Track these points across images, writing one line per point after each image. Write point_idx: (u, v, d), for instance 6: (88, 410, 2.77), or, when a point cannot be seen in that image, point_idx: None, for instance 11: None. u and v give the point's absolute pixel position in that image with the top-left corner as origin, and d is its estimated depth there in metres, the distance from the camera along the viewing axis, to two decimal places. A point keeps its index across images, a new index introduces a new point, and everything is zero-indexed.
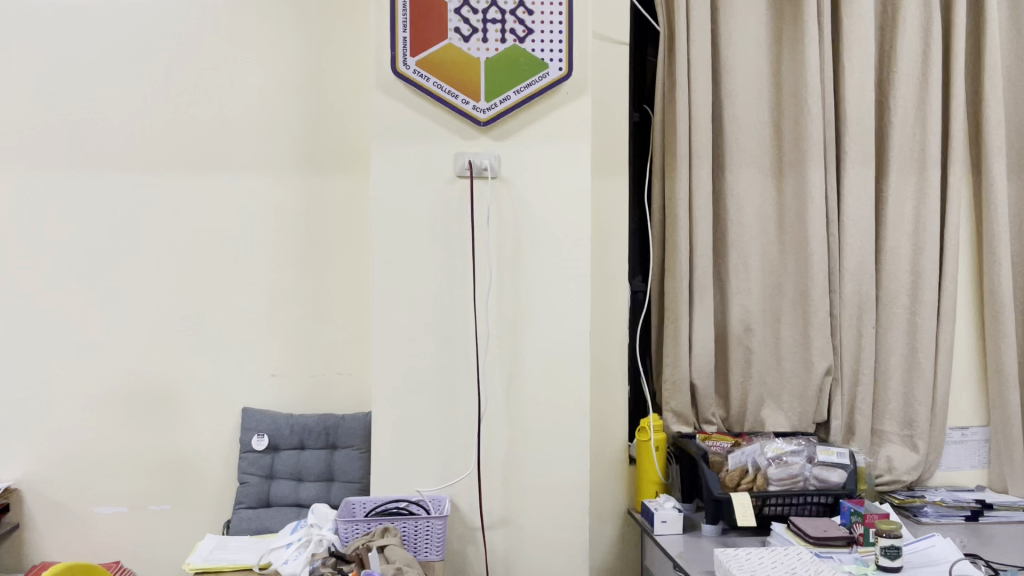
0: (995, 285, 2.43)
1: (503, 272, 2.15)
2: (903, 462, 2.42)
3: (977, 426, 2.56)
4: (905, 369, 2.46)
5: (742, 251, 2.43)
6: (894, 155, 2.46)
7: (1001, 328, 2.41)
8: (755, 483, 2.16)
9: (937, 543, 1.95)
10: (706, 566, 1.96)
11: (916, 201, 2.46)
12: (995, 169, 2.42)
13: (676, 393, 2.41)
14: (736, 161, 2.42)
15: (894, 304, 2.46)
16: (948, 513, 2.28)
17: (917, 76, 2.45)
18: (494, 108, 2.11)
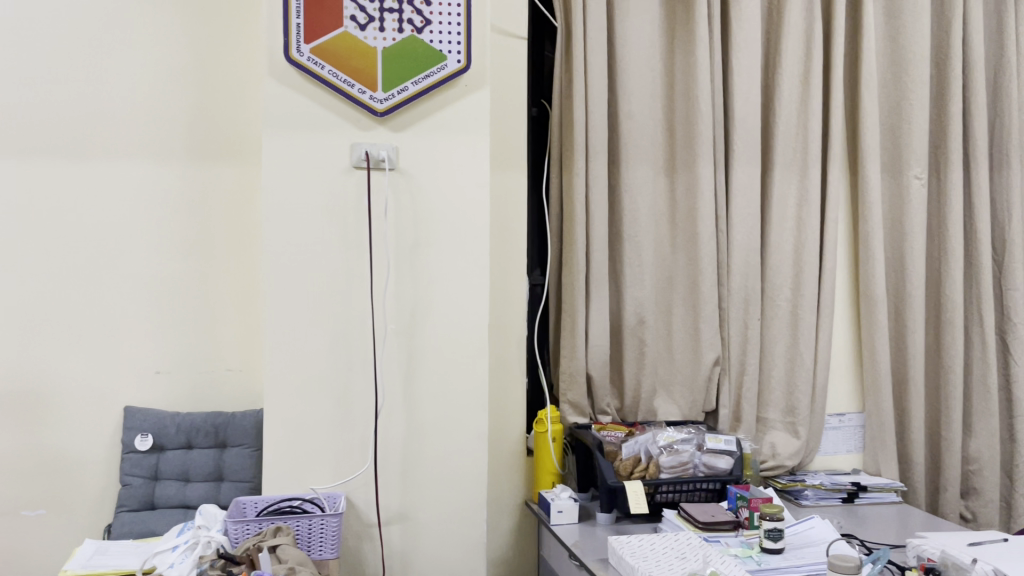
0: (869, 279, 2.57)
1: (401, 266, 2.12)
2: (786, 448, 2.53)
3: (853, 412, 2.70)
4: (788, 359, 2.58)
5: (637, 245, 2.48)
6: (779, 154, 2.57)
7: (875, 319, 2.55)
8: (647, 471, 2.23)
9: (816, 524, 2.06)
10: (600, 554, 2.01)
11: (798, 198, 2.58)
12: (870, 169, 2.56)
13: (572, 385, 2.44)
14: (631, 157, 2.47)
15: (777, 296, 2.57)
16: (827, 495, 2.39)
17: (799, 79, 2.56)
18: (391, 99, 2.08)
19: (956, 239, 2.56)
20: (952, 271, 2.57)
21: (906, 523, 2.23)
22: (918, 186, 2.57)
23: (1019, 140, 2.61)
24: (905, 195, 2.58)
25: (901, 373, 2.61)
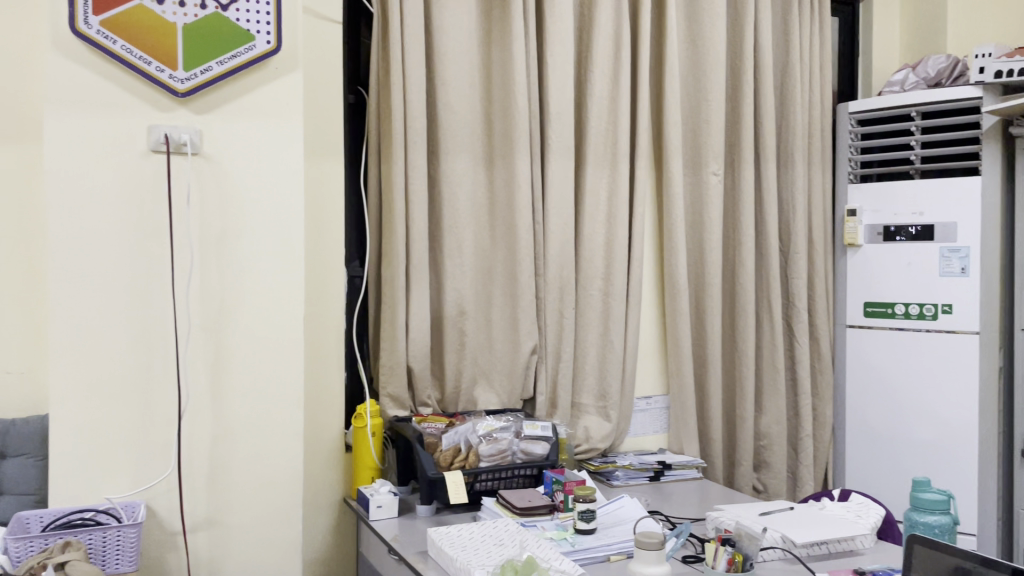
0: (673, 269, 2.72)
1: (206, 256, 2.00)
2: (598, 431, 2.64)
3: (658, 395, 2.85)
4: (600, 346, 2.69)
5: (456, 236, 2.48)
6: (591, 148, 2.65)
7: (679, 307, 2.70)
8: (467, 460, 2.24)
9: (626, 504, 2.16)
10: (419, 546, 2.00)
11: (609, 191, 2.68)
12: (673, 165, 2.70)
13: (392, 377, 2.41)
14: (450, 147, 2.46)
15: (590, 286, 2.67)
16: (636, 475, 2.51)
17: (610, 76, 2.66)
18: (194, 79, 1.95)
19: (749, 232, 2.77)
20: (745, 262, 2.78)
21: (706, 497, 2.39)
22: (715, 182, 2.74)
23: (802, 141, 2.85)
24: (704, 190, 2.75)
25: (701, 357, 2.78)
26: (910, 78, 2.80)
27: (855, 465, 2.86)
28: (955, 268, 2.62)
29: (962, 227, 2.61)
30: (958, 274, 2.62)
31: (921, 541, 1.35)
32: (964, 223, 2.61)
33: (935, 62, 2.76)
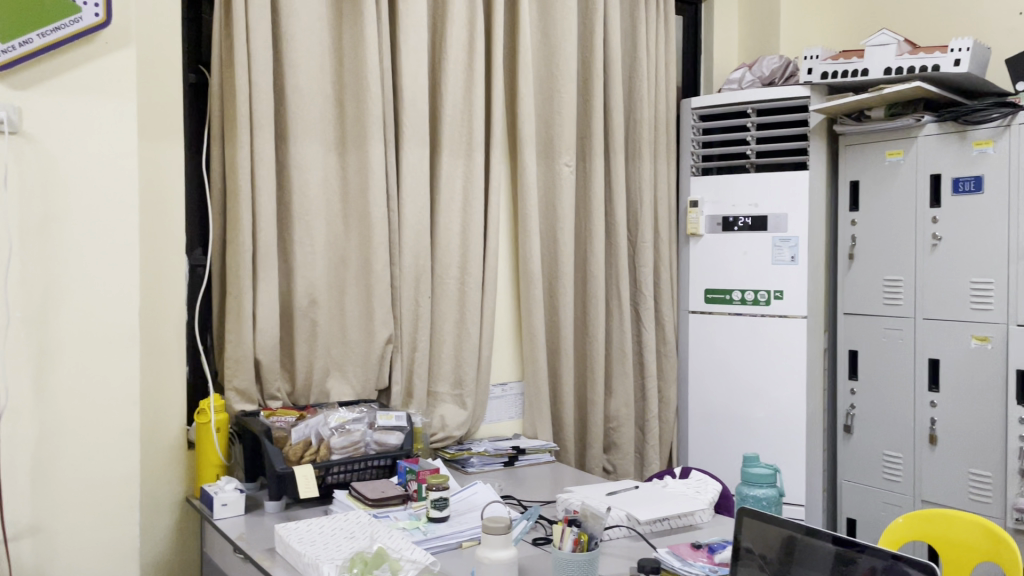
0: (527, 257, 2.75)
1: (27, 243, 1.85)
2: (454, 419, 2.65)
3: (513, 381, 2.88)
4: (456, 334, 2.69)
5: (306, 223, 2.40)
6: (446, 136, 2.64)
7: (532, 294, 2.74)
8: (318, 454, 2.19)
9: (479, 490, 2.18)
10: (267, 543, 1.94)
11: (464, 179, 2.69)
12: (527, 155, 2.73)
13: (239, 370, 2.32)
14: (299, 131, 2.38)
15: (446, 274, 2.66)
16: (490, 461, 2.54)
17: (464, 64, 2.66)
18: (11, 52, 1.79)
19: (599, 222, 2.85)
20: (596, 250, 2.86)
21: (558, 479, 2.45)
22: (567, 173, 2.80)
23: (649, 135, 2.96)
24: (557, 180, 2.80)
25: (555, 344, 2.84)
26: (748, 76, 2.96)
27: (697, 444, 3.01)
28: (785, 257, 2.82)
29: (792, 218, 2.80)
30: (788, 262, 2.81)
31: (751, 515, 1.41)
32: (793, 215, 2.80)
33: (770, 62, 2.94)
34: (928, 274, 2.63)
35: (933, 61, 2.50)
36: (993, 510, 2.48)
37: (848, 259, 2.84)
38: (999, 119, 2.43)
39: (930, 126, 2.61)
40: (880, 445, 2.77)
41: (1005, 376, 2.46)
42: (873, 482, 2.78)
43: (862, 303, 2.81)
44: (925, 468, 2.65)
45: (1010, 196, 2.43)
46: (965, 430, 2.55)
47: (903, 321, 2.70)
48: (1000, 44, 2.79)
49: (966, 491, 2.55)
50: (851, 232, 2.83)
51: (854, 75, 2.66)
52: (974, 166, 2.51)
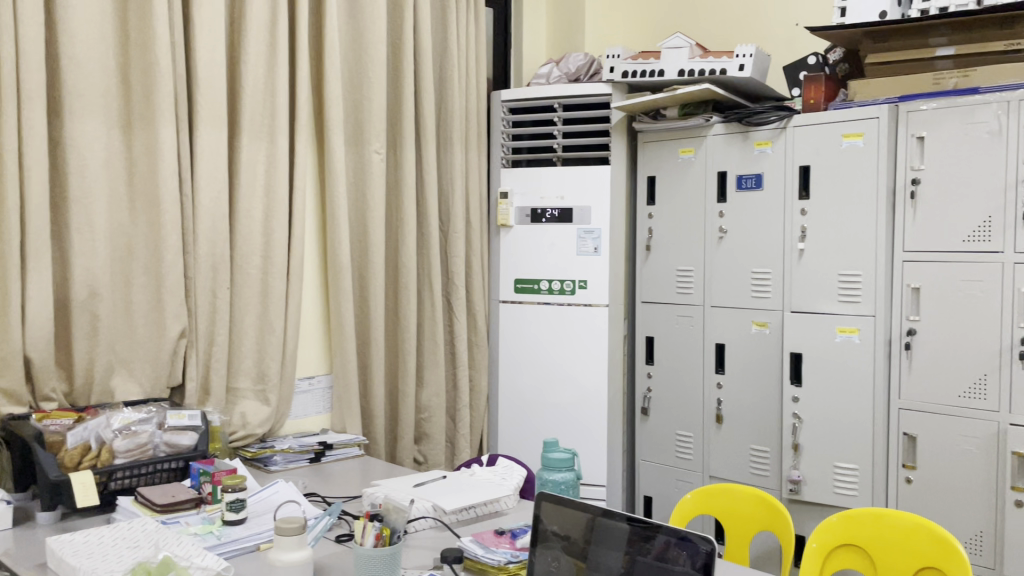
0: (335, 247, 2.67)
1: None
2: (255, 416, 2.53)
3: (321, 374, 2.79)
4: (258, 327, 2.56)
5: (86, 208, 2.20)
6: (246, 118, 2.50)
7: (341, 285, 2.66)
8: (99, 459, 2.03)
9: (280, 488, 2.09)
10: (37, 559, 1.76)
11: (266, 164, 2.56)
12: (334, 141, 2.64)
13: (5, 370, 2.08)
14: (76, 106, 2.17)
15: (247, 264, 2.52)
16: (295, 458, 2.45)
17: (265, 43, 2.53)
18: None
19: (410, 211, 2.81)
20: (407, 241, 2.82)
21: (367, 473, 2.41)
22: (377, 161, 2.74)
23: (459, 125, 2.95)
24: (366, 169, 2.74)
25: (365, 336, 2.78)
26: (554, 72, 3.03)
27: (506, 431, 3.06)
28: (589, 248, 2.92)
29: (595, 211, 2.91)
30: (591, 253, 2.92)
31: (549, 498, 1.50)
32: (596, 208, 2.91)
33: (575, 59, 3.02)
34: (715, 265, 2.82)
35: (721, 64, 2.67)
36: (769, 481, 2.71)
37: (646, 250, 2.99)
38: (777, 121, 2.64)
39: (717, 126, 2.80)
40: (673, 426, 2.94)
41: (780, 358, 2.69)
42: (667, 461, 2.95)
43: (657, 292, 2.96)
44: (712, 446, 2.84)
45: (785, 193, 2.66)
46: (747, 409, 2.77)
47: (694, 309, 2.88)
48: (780, 53, 3.03)
49: (747, 466, 2.76)
50: (648, 225, 2.98)
51: (651, 75, 2.80)
52: (756, 165, 2.71)
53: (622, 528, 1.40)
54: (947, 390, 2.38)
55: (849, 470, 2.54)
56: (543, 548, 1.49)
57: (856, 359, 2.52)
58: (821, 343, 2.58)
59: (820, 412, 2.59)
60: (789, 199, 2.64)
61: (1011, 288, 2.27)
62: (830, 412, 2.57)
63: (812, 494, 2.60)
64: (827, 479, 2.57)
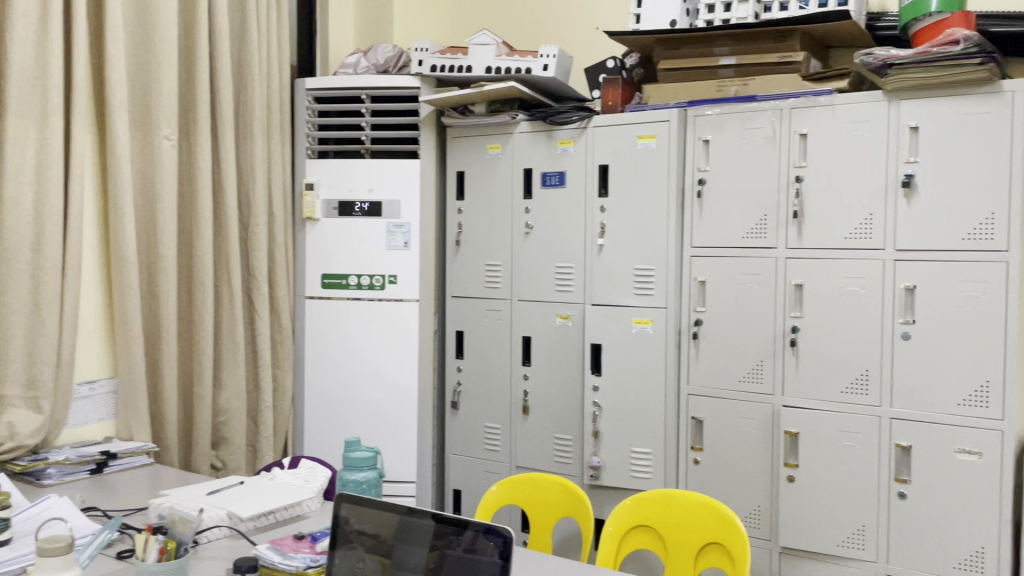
0: (120, 240, 2.46)
1: None
2: (26, 426, 2.29)
3: (104, 378, 2.58)
4: (28, 327, 2.32)
5: None
6: (12, 97, 2.24)
7: (127, 281, 2.47)
8: None
9: (52, 505, 1.90)
10: None
11: (37, 149, 2.31)
12: (118, 126, 2.44)
13: None
14: None
15: (15, 259, 2.27)
16: (72, 470, 2.25)
17: (35, 14, 2.28)
18: None
19: (207, 202, 2.65)
20: (203, 234, 2.66)
21: (156, 483, 2.25)
22: (167, 148, 2.56)
23: (260, 113, 2.82)
24: (154, 156, 2.54)
25: (154, 337, 2.60)
26: (362, 62, 2.98)
27: (312, 431, 2.96)
28: (398, 243, 2.89)
29: (404, 205, 2.88)
30: (401, 248, 2.89)
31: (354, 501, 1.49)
32: (405, 202, 2.88)
33: (383, 50, 2.98)
34: (521, 260, 2.88)
35: (526, 63, 2.74)
36: (571, 468, 2.81)
37: (455, 245, 3.00)
38: (578, 122, 2.74)
39: (523, 124, 2.86)
40: (481, 418, 2.97)
41: (581, 349, 2.79)
42: (475, 454, 2.98)
43: (466, 286, 2.99)
44: (519, 437, 2.90)
45: (586, 190, 2.75)
46: (551, 400, 2.85)
47: (502, 302, 2.92)
48: (581, 56, 3.14)
49: (551, 455, 2.84)
50: (457, 220, 3.00)
51: (459, 70, 2.82)
52: (558, 163, 2.79)
53: (427, 525, 1.42)
54: (729, 375, 2.56)
55: (644, 455, 2.68)
56: (345, 549, 1.49)
57: (650, 349, 2.66)
58: (618, 334, 2.70)
59: (617, 400, 2.71)
60: (590, 196, 2.75)
61: (783, 280, 2.47)
62: (627, 400, 2.70)
63: (611, 479, 2.72)
64: (624, 464, 2.70)
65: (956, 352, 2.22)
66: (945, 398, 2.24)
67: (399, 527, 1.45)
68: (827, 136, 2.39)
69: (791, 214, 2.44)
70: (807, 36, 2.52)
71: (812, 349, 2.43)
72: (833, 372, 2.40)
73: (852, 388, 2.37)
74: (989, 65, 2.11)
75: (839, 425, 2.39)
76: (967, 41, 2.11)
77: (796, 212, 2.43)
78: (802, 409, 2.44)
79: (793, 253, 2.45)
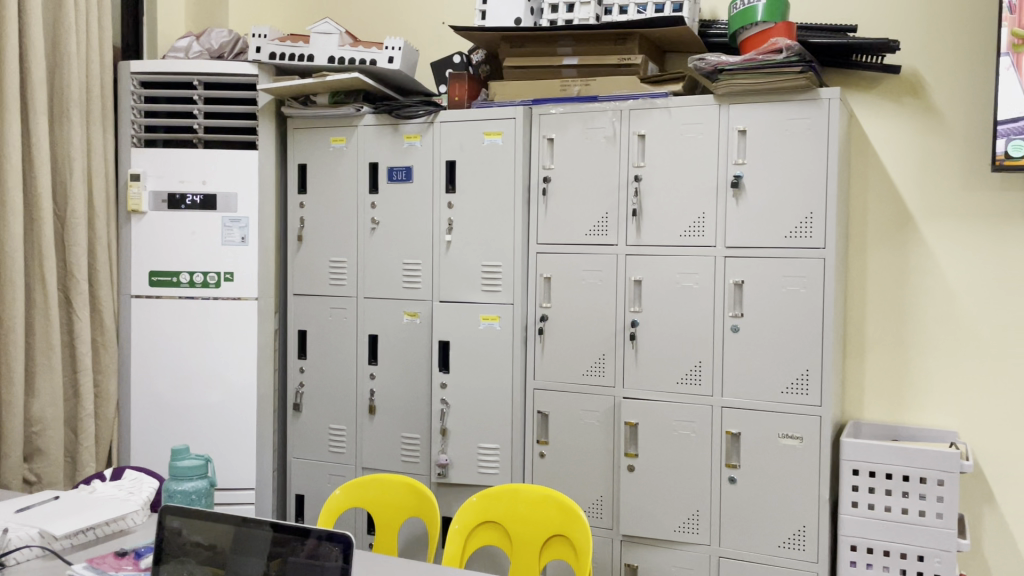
0: None
1: None
2: None
3: None
4: None
5: None
6: None
7: None
8: None
9: None
10: None
11: None
12: None
13: None
14: None
15: None
16: None
17: None
18: None
19: (17, 192, 2.42)
20: (13, 227, 2.43)
21: None
22: None
23: (79, 96, 2.60)
24: None
25: None
26: (194, 47, 2.82)
27: (140, 439, 2.77)
28: (235, 238, 2.75)
29: (241, 198, 2.75)
30: (238, 243, 2.75)
31: (193, 514, 1.43)
32: (242, 195, 2.75)
33: (218, 35, 2.84)
34: (366, 256, 2.82)
35: (370, 55, 2.68)
36: (419, 467, 2.78)
37: (297, 240, 2.90)
38: (424, 116, 2.72)
39: (368, 116, 2.80)
40: (325, 419, 2.89)
41: (428, 346, 2.76)
42: (319, 456, 2.89)
43: (309, 283, 2.89)
44: (364, 437, 2.84)
45: (432, 186, 2.73)
46: (398, 399, 2.80)
47: (347, 300, 2.85)
48: (427, 49, 3.11)
49: (398, 454, 2.80)
50: (299, 214, 2.89)
51: (300, 59, 2.72)
52: (404, 158, 2.75)
53: (267, 536, 1.37)
54: (573, 369, 2.61)
55: (491, 451, 2.69)
56: (179, 559, 1.42)
57: (497, 344, 2.67)
58: (465, 330, 2.69)
59: (464, 397, 2.70)
60: (437, 191, 2.72)
61: (624, 276, 2.54)
62: (474, 396, 2.70)
63: (458, 476, 2.71)
64: (471, 460, 2.70)
65: (780, 343, 2.36)
66: (769, 387, 2.38)
67: (238, 537, 1.39)
68: (663, 137, 2.48)
69: (631, 211, 2.52)
70: (644, 39, 2.61)
71: (650, 342, 2.51)
72: (670, 364, 2.49)
73: (687, 378, 2.48)
74: (808, 73, 2.25)
75: (675, 415, 2.49)
76: (789, 51, 2.22)
77: (635, 210, 2.51)
78: (642, 400, 2.52)
79: (633, 250, 2.53)
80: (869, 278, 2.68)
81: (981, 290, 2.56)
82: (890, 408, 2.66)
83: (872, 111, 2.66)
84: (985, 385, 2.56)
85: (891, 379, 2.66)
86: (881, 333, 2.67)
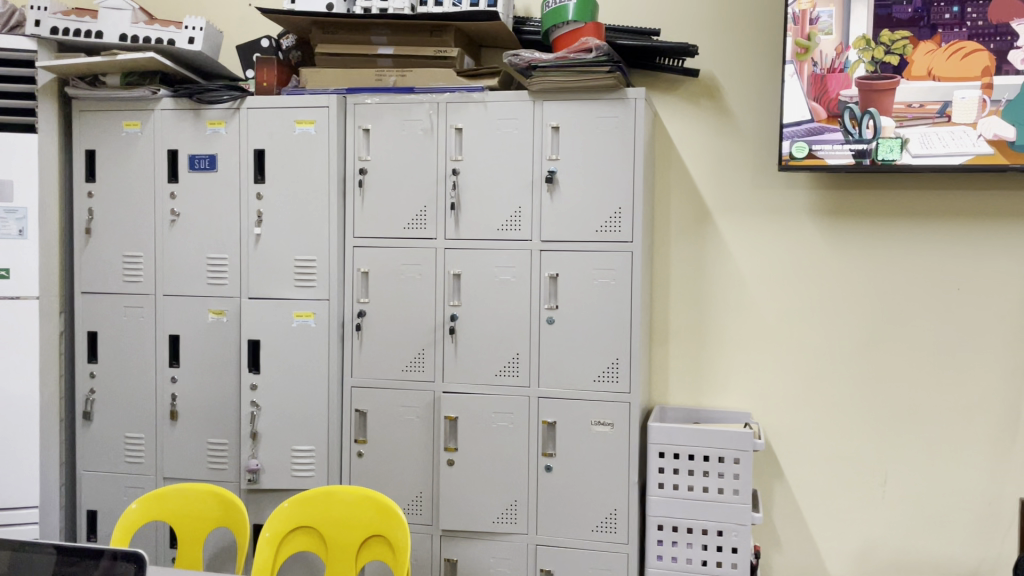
0: None
1: None
2: None
3: None
4: None
5: None
6: None
7: None
8: None
9: None
10: None
11: None
12: None
13: None
14: None
15: None
16: None
17: None
18: None
19: None
20: None
21: None
22: None
23: None
24: None
25: None
26: None
27: None
28: (11, 231, 2.47)
29: (19, 186, 2.47)
30: (15, 237, 2.48)
31: None
32: (19, 183, 2.47)
33: None
34: (166, 251, 2.63)
35: (168, 34, 2.49)
36: (228, 474, 2.63)
37: (86, 233, 2.66)
38: (228, 102, 2.56)
39: (166, 100, 2.61)
40: (121, 427, 2.67)
41: (237, 346, 2.62)
42: (115, 468, 2.67)
43: (101, 281, 2.66)
44: (166, 445, 2.65)
45: (239, 176, 2.58)
46: (203, 402, 2.64)
47: (145, 298, 2.65)
48: (232, 31, 2.94)
49: (204, 461, 2.64)
50: (88, 205, 2.65)
51: (87, 36, 2.49)
52: (208, 145, 2.59)
53: (48, 556, 1.24)
54: (391, 365, 2.57)
55: (306, 453, 2.59)
56: None
57: (311, 342, 2.58)
58: (278, 327, 2.58)
59: (277, 398, 2.59)
60: (244, 182, 2.58)
61: (442, 269, 2.53)
62: (288, 396, 2.59)
63: (270, 481, 2.59)
64: (285, 464, 2.59)
65: (592, 334, 2.44)
66: (583, 377, 2.45)
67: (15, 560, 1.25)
68: (477, 131, 2.49)
69: (449, 205, 2.51)
70: (460, 32, 2.60)
71: (468, 336, 2.52)
72: (488, 358, 2.51)
73: (504, 371, 2.50)
74: (616, 73, 2.32)
75: (492, 407, 2.50)
76: (598, 50, 2.30)
77: (453, 204, 2.50)
78: (461, 395, 2.52)
79: (451, 244, 2.52)
80: (672, 270, 2.83)
81: (770, 281, 2.77)
82: (692, 393, 2.83)
83: (674, 112, 2.81)
84: (774, 369, 2.78)
85: (693, 365, 2.83)
86: (683, 322, 2.84)
